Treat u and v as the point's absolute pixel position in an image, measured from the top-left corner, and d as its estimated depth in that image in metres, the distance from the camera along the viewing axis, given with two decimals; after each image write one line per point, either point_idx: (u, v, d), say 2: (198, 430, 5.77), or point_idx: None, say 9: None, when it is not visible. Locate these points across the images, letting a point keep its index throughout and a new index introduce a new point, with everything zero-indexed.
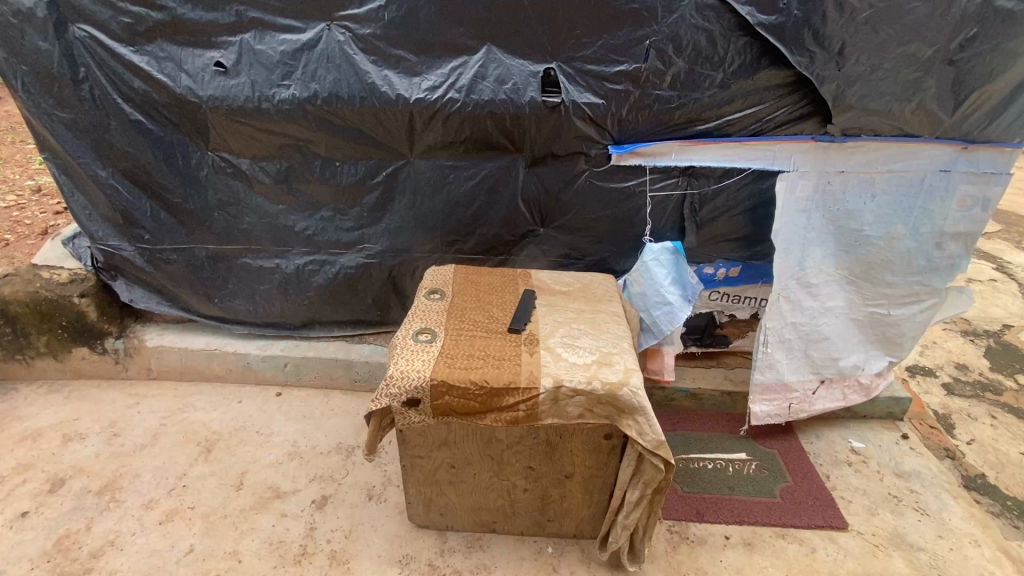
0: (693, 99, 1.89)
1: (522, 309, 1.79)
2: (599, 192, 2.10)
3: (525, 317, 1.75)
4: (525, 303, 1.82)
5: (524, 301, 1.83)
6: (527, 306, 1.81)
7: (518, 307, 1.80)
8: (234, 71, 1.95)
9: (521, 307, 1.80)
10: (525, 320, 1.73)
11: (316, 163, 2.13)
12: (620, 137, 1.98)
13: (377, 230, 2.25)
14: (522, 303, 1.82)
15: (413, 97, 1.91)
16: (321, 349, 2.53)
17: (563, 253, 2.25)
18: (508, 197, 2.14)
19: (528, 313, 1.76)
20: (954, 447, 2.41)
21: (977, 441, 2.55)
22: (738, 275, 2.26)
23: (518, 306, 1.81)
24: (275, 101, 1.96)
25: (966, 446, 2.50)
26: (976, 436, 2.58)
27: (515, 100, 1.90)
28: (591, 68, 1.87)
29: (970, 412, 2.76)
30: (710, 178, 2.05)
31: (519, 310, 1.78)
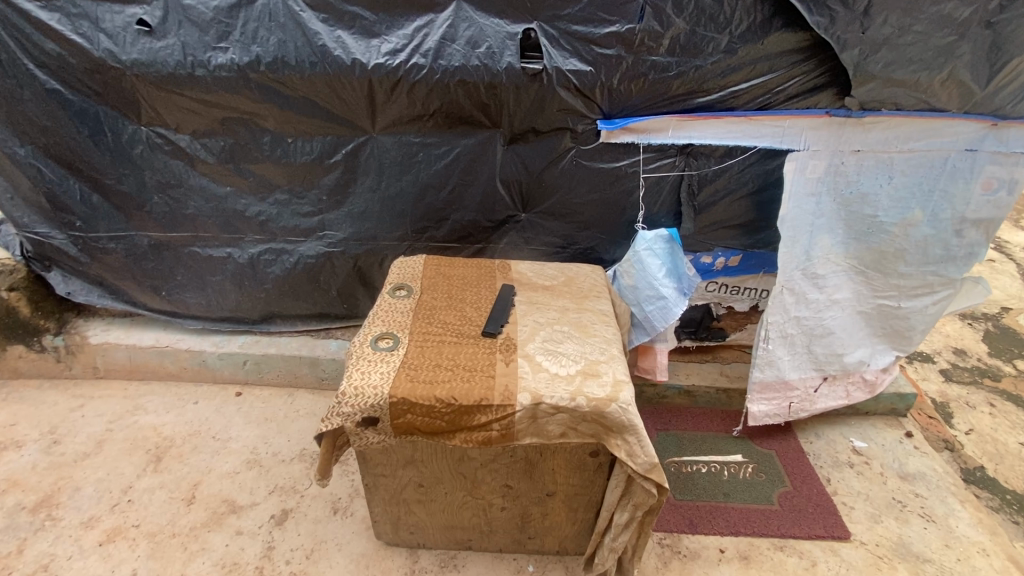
0: (694, 66, 1.64)
1: (499, 308, 1.59)
2: (587, 173, 1.87)
3: (502, 318, 1.55)
4: (503, 301, 1.62)
5: (503, 299, 1.64)
6: (504, 305, 1.61)
7: (494, 306, 1.60)
8: (160, 32, 1.67)
9: (498, 307, 1.60)
10: (502, 321, 1.53)
11: (265, 139, 1.87)
12: (611, 110, 1.74)
13: (338, 215, 2.01)
14: (501, 301, 1.62)
15: (373, 63, 1.66)
16: (283, 346, 2.32)
17: (546, 241, 2.03)
18: (485, 179, 1.91)
19: (504, 314, 1.56)
20: (954, 439, 2.29)
21: (975, 431, 2.43)
22: (738, 264, 2.07)
23: (495, 304, 1.61)
24: (210, 67, 1.70)
25: (965, 437, 2.38)
26: (975, 426, 2.46)
27: (489, 67, 1.66)
28: (578, 29, 1.62)
29: (968, 400, 2.64)
30: (710, 159, 1.82)
31: (495, 310, 1.58)
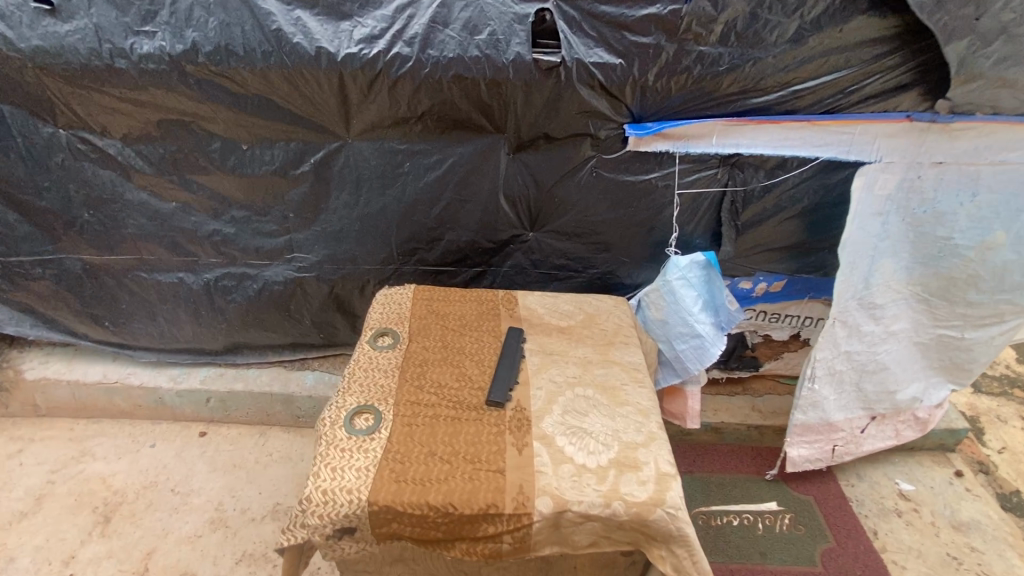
0: (751, 59, 1.30)
1: (506, 364, 1.29)
2: (609, 187, 1.55)
3: (510, 379, 1.25)
4: (510, 355, 1.32)
5: (510, 350, 1.34)
6: (512, 360, 1.31)
7: (499, 360, 1.30)
8: (64, 11, 1.31)
9: (504, 362, 1.30)
10: (510, 384, 1.24)
11: (215, 146, 1.51)
12: (643, 112, 1.40)
13: (309, 236, 1.68)
14: (507, 354, 1.32)
15: (342, 53, 1.29)
16: (251, 380, 2.01)
17: (558, 264, 1.71)
18: (485, 194, 1.58)
19: (512, 373, 1.26)
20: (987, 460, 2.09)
21: (1010, 449, 2.18)
22: (780, 291, 1.78)
23: (500, 358, 1.31)
24: (133, 56, 1.33)
25: (999, 457, 2.13)
26: (1009, 444, 2.20)
27: (493, 60, 1.30)
28: (606, 11, 1.27)
29: (1000, 414, 2.35)
30: (760, 171, 1.50)
31: (501, 367, 1.28)
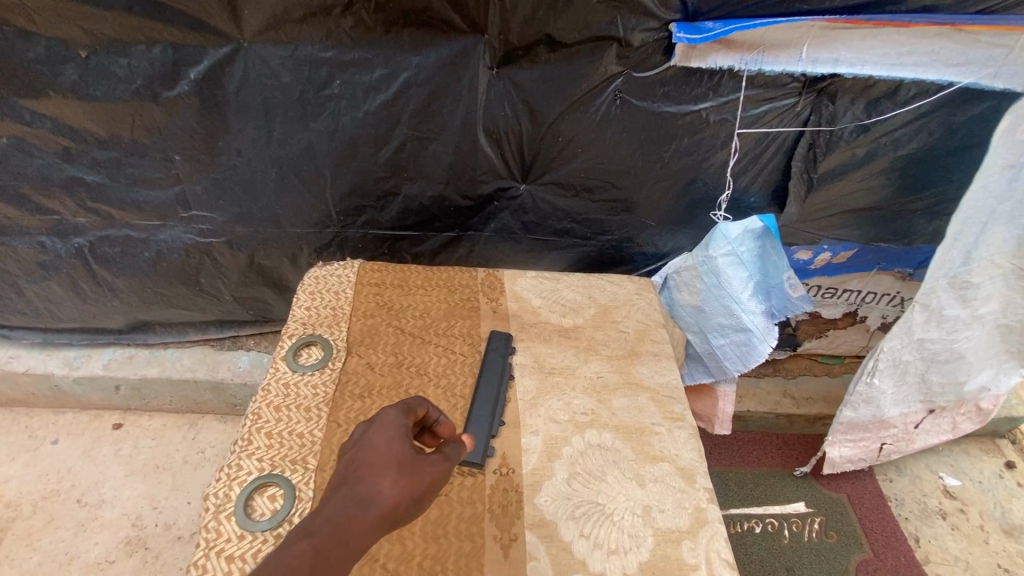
0: None
1: (485, 395, 0.89)
2: (636, 122, 1.07)
3: (490, 421, 0.86)
4: (491, 378, 0.92)
5: (490, 371, 0.94)
6: (492, 387, 0.91)
7: (475, 388, 0.90)
8: None
9: (481, 393, 0.90)
10: (490, 430, 0.85)
11: (38, 52, 0.99)
12: (700, 5, 0.91)
13: (210, 188, 1.19)
14: (487, 377, 0.93)
15: None
16: (169, 366, 1.60)
17: (558, 228, 1.26)
18: (456, 132, 1.08)
19: (494, 409, 0.87)
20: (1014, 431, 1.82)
21: None
22: (845, 262, 1.36)
23: (477, 384, 0.91)
24: None
25: None
26: None
27: None
28: None
29: None
30: (857, 102, 1.03)
31: (477, 401, 0.88)
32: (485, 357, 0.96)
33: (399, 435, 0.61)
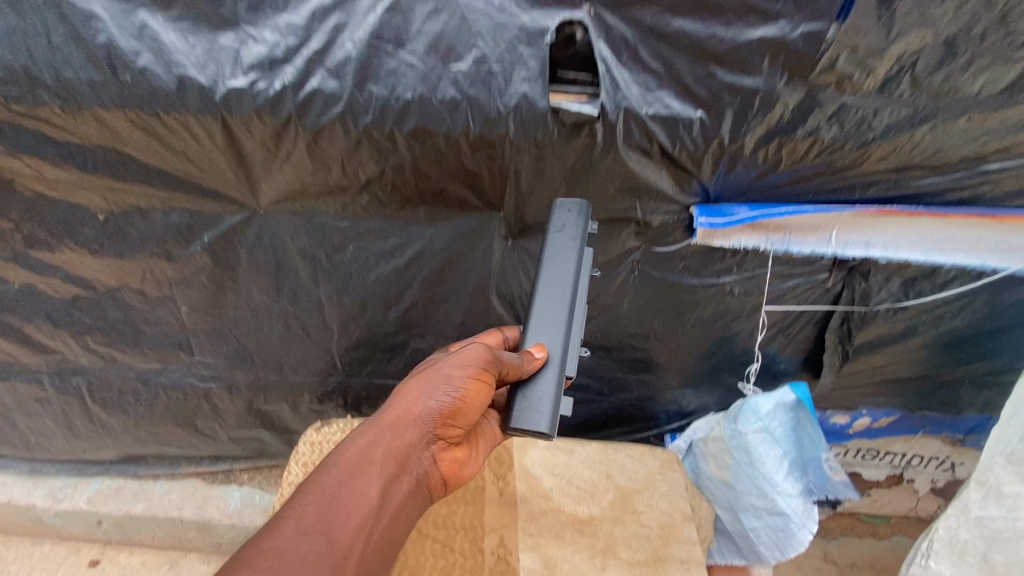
0: (931, 124, 0.75)
1: (554, 300, 0.80)
2: (657, 292, 1.02)
3: (551, 339, 0.78)
4: (556, 270, 0.81)
5: (559, 266, 0.81)
6: (564, 286, 0.80)
7: (534, 300, 0.81)
8: None
9: (545, 289, 0.80)
10: (558, 360, 0.77)
11: (61, 214, 1.00)
12: (722, 190, 0.85)
13: (217, 335, 1.16)
14: (557, 260, 0.81)
15: (221, 87, 0.75)
16: (156, 501, 1.50)
17: (573, 383, 1.18)
18: (469, 294, 1.05)
19: (558, 335, 0.78)
20: None
21: None
22: (888, 426, 1.25)
23: (538, 289, 0.81)
24: None
25: None
26: None
27: (478, 103, 0.76)
28: (685, 27, 0.71)
29: None
30: (893, 281, 0.97)
31: (538, 312, 0.80)
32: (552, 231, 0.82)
33: (470, 375, 0.71)
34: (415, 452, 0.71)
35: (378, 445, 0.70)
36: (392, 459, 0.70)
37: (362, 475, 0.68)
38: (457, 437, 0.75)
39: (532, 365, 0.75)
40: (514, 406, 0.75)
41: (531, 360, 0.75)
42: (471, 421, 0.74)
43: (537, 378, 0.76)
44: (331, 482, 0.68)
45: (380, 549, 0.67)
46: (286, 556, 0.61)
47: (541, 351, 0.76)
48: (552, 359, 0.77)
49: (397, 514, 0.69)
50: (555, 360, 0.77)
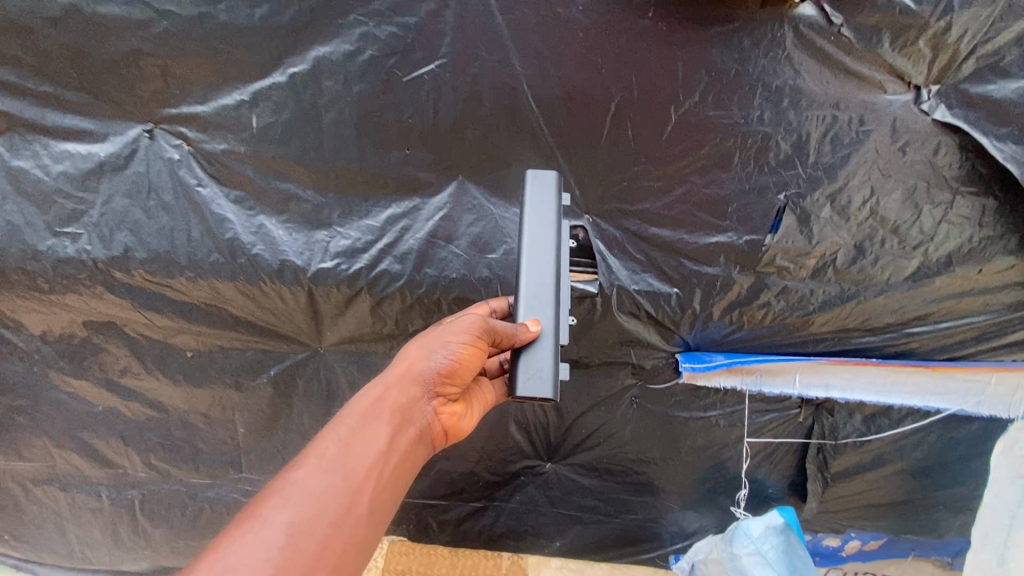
0: (856, 298, 0.96)
1: (540, 276, 0.76)
2: (653, 423, 1.17)
3: (542, 312, 0.74)
4: (538, 248, 0.78)
5: (542, 247, 0.78)
6: (546, 265, 0.77)
7: (519, 277, 0.77)
8: None
9: (528, 267, 0.77)
10: (551, 330, 0.73)
11: (157, 349, 1.21)
12: (700, 343, 1.04)
13: (266, 453, 1.31)
14: (538, 236, 0.78)
15: (312, 268, 0.98)
16: None
17: (582, 503, 1.30)
18: (491, 421, 1.21)
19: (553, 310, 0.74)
20: None
21: None
22: (878, 549, 1.33)
23: (522, 272, 0.77)
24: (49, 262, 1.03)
25: None
26: None
27: (509, 282, 0.98)
28: (660, 233, 0.94)
29: None
30: (854, 416, 1.13)
31: (526, 289, 0.76)
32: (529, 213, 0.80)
33: (467, 340, 0.70)
34: (416, 408, 0.68)
35: (378, 401, 0.66)
36: (395, 412, 0.65)
37: (362, 427, 0.63)
38: (455, 393, 0.72)
39: (526, 335, 0.71)
40: (517, 373, 0.71)
41: (526, 330, 0.71)
42: (467, 381, 0.72)
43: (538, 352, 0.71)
44: (325, 441, 0.60)
45: (383, 508, 0.60)
46: (280, 513, 0.53)
47: (535, 324, 0.72)
48: (548, 332, 0.72)
49: (394, 477, 0.62)
50: (548, 333, 0.72)
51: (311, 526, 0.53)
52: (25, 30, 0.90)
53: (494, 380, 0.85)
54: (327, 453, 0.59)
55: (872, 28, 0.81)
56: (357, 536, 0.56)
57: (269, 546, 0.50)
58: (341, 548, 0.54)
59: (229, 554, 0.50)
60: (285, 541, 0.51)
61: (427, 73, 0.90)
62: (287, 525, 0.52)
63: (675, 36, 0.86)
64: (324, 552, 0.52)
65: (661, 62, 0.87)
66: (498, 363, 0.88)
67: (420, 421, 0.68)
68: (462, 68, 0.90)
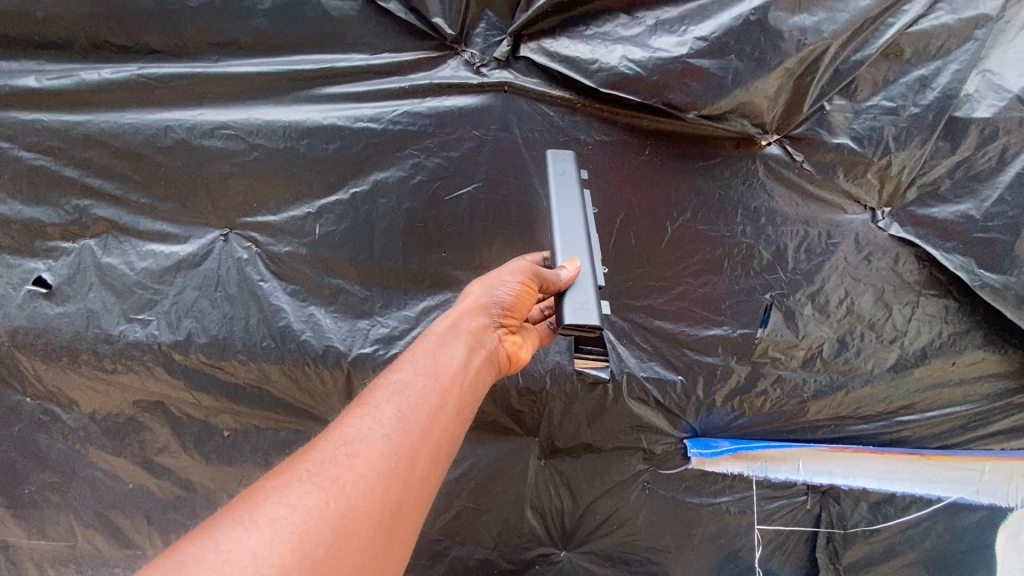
0: (843, 387, 1.06)
1: (575, 230, 0.92)
2: (666, 508, 1.21)
3: (580, 257, 0.88)
4: (570, 209, 0.94)
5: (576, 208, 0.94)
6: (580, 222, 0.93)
7: (557, 230, 0.92)
8: (61, 294, 1.14)
9: (564, 223, 0.92)
10: (588, 271, 0.86)
11: (194, 428, 1.23)
12: (706, 429, 1.12)
13: None
14: (571, 208, 0.94)
15: (353, 352, 1.10)
16: None
17: None
18: (508, 505, 1.21)
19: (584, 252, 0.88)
20: None
21: None
22: None
23: (560, 226, 0.92)
24: (118, 345, 1.13)
25: None
26: None
27: (527, 367, 1.08)
28: (664, 326, 1.07)
29: None
30: (860, 504, 1.17)
31: (565, 239, 0.90)
32: (564, 183, 0.96)
33: (522, 281, 0.83)
34: (486, 334, 0.80)
35: (454, 326, 0.78)
36: (470, 334, 0.78)
37: (444, 346, 0.75)
38: (515, 326, 0.85)
39: (568, 275, 0.84)
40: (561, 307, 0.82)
41: (565, 270, 0.85)
42: (524, 316, 0.85)
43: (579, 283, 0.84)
44: (416, 355, 0.73)
45: (466, 408, 0.71)
46: (391, 401, 0.65)
47: (573, 262, 0.86)
48: (584, 271, 0.86)
49: (473, 386, 0.74)
50: (586, 273, 0.86)
51: (415, 412, 0.65)
52: (138, 157, 1.11)
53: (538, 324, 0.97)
54: (420, 363, 0.71)
55: (829, 163, 0.99)
56: (449, 426, 0.67)
57: (386, 425, 0.62)
58: (437, 433, 0.65)
59: (356, 429, 0.61)
60: (398, 422, 0.63)
61: (464, 193, 1.09)
62: (397, 411, 0.63)
63: (668, 167, 1.04)
64: (426, 434, 0.63)
65: (657, 187, 1.05)
66: (539, 311, 1.00)
67: (488, 346, 0.80)
68: (492, 189, 1.09)
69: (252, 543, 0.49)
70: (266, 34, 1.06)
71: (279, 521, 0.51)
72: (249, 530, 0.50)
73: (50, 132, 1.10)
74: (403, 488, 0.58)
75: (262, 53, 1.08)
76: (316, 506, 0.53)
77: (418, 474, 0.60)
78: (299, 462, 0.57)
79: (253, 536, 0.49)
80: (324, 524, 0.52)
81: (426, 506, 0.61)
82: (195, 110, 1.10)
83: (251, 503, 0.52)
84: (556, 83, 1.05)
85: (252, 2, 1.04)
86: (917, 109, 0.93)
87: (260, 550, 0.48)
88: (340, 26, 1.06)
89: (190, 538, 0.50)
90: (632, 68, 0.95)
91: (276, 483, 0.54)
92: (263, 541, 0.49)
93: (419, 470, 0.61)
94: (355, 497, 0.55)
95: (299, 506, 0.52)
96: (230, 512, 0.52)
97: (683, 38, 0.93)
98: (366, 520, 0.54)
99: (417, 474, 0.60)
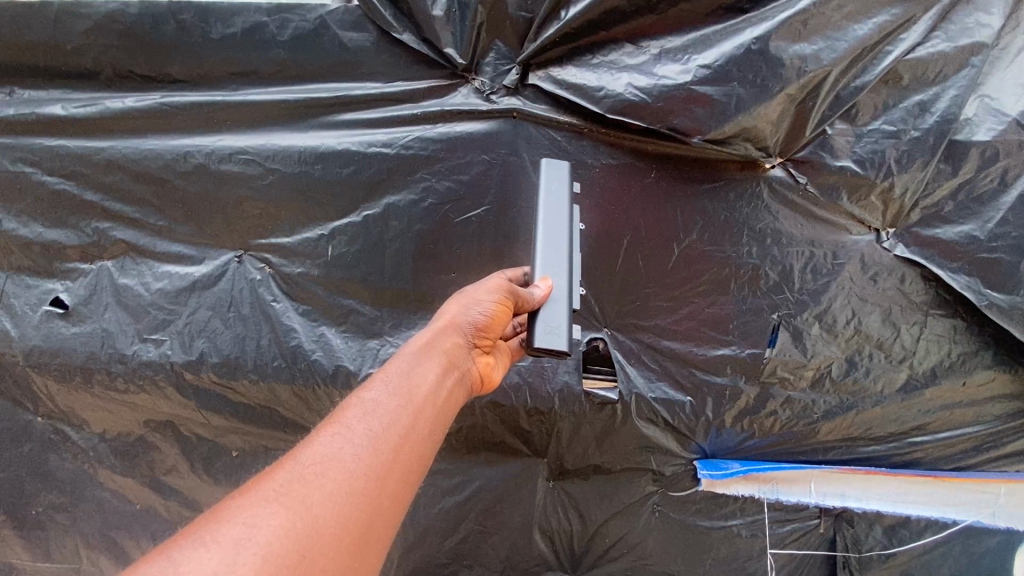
0: (853, 408, 1.06)
1: (557, 250, 0.94)
2: (676, 532, 1.19)
3: (554, 275, 0.91)
4: (546, 224, 0.96)
5: (556, 226, 0.96)
6: (560, 240, 0.95)
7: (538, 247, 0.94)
8: (77, 315, 1.16)
9: (548, 240, 0.95)
10: (563, 290, 0.89)
11: (202, 448, 1.24)
12: (716, 450, 1.11)
13: None
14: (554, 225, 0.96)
15: (362, 372, 1.11)
16: None
17: None
18: (516, 528, 1.20)
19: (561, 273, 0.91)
20: None
21: None
22: None
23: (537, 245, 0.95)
24: (130, 364, 1.14)
25: None
26: None
27: (535, 388, 1.09)
28: (672, 346, 1.07)
29: None
30: (875, 528, 1.15)
31: (542, 258, 0.93)
32: (543, 203, 0.98)
33: (498, 299, 0.84)
34: (462, 353, 0.80)
35: (431, 343, 0.78)
36: (446, 352, 0.78)
37: (419, 364, 0.74)
38: (488, 345, 0.86)
39: (540, 294, 0.87)
40: (536, 328, 0.84)
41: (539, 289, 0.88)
42: (498, 334, 0.86)
43: (551, 305, 0.87)
44: (390, 372, 0.72)
45: (438, 427, 0.71)
46: (361, 420, 0.64)
47: (547, 282, 0.89)
48: (559, 293, 0.89)
49: (445, 405, 0.74)
50: (560, 293, 0.89)
51: (388, 431, 0.64)
52: (158, 181, 1.14)
53: (510, 340, 0.99)
54: (393, 380, 0.70)
55: (832, 185, 1.01)
56: (420, 447, 0.67)
57: (357, 444, 0.61)
58: (409, 454, 0.65)
59: (326, 449, 0.60)
60: (370, 442, 0.62)
61: (473, 216, 1.11)
62: (368, 431, 0.63)
63: (673, 190, 1.06)
64: (398, 454, 0.63)
65: (663, 209, 1.07)
66: (512, 327, 1.02)
67: (465, 364, 0.80)
68: (500, 212, 1.11)
69: (215, 565, 0.48)
70: (284, 63, 1.11)
71: (243, 542, 0.50)
72: (211, 551, 0.49)
73: (73, 157, 1.14)
74: (371, 508, 0.58)
75: (280, 82, 1.12)
76: (282, 526, 0.52)
77: (388, 496, 0.60)
78: (268, 480, 0.56)
79: (215, 557, 0.48)
80: (291, 545, 0.52)
81: (394, 528, 0.61)
82: (214, 136, 1.14)
83: (217, 522, 0.51)
84: (564, 109, 1.08)
85: (272, 34, 1.09)
86: (918, 132, 0.95)
87: (222, 572, 0.47)
88: (355, 56, 1.10)
89: (147, 559, 0.49)
90: (637, 95, 0.98)
91: (240, 503, 0.53)
92: (226, 561, 0.48)
93: (389, 491, 0.60)
94: (323, 518, 0.54)
95: (265, 526, 0.52)
96: (194, 531, 0.51)
97: (686, 66, 0.96)
98: (333, 541, 0.54)
99: (388, 494, 0.60)
